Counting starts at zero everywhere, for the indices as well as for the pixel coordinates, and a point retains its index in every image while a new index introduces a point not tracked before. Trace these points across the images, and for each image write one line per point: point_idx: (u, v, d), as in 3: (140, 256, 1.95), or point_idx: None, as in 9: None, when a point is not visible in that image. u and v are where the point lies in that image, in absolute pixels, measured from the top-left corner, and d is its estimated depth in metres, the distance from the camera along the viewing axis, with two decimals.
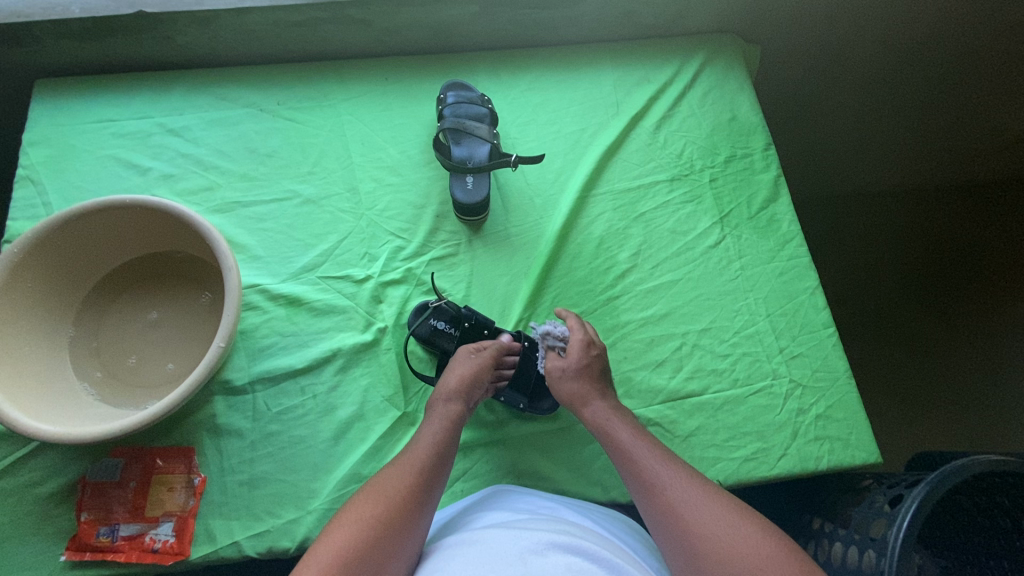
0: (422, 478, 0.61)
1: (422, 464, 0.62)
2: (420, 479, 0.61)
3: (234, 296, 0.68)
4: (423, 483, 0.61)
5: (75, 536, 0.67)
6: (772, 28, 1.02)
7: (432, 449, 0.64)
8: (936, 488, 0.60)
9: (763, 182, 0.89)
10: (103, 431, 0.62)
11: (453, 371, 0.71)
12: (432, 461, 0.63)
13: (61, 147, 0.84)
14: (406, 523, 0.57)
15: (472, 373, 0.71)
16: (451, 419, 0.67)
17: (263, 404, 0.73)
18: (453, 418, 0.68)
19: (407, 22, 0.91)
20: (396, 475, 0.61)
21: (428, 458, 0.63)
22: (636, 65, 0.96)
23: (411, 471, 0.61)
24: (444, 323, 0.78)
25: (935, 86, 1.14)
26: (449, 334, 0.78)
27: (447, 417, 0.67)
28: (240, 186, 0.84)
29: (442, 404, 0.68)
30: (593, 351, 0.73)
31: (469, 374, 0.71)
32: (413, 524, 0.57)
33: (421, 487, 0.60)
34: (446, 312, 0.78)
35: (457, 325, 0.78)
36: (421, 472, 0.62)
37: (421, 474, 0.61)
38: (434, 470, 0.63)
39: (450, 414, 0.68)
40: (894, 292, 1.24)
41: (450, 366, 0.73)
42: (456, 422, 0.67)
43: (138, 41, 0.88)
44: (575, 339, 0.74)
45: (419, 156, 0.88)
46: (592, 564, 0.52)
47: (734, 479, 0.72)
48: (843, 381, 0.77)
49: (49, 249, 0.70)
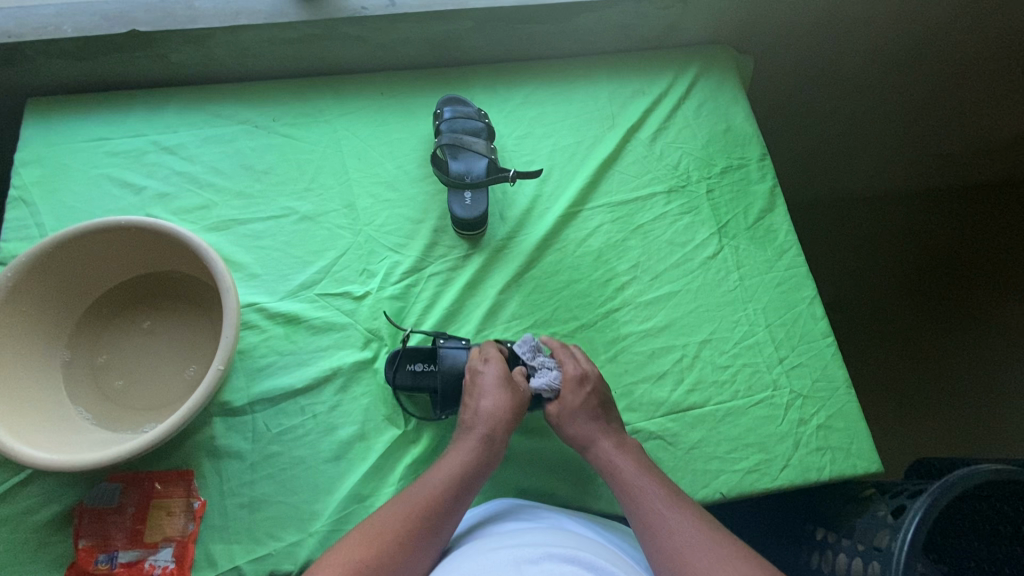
0: (432, 524, 0.59)
1: (436, 504, 0.61)
2: (432, 523, 0.60)
3: (233, 317, 0.67)
4: (433, 526, 0.60)
5: (73, 564, 0.66)
6: (764, 39, 1.03)
7: (450, 491, 0.62)
8: (935, 502, 0.60)
9: (759, 192, 0.89)
10: (102, 458, 0.61)
11: (488, 401, 0.69)
12: (450, 499, 0.62)
13: (54, 166, 0.83)
14: (407, 566, 0.56)
15: (505, 403, 0.69)
16: (480, 452, 0.66)
17: (263, 425, 0.72)
18: (478, 458, 0.66)
19: (402, 37, 0.91)
20: (405, 514, 0.59)
21: (445, 502, 0.62)
22: (631, 76, 0.96)
23: (427, 516, 0.60)
24: (420, 363, 0.75)
25: (925, 94, 1.16)
26: (429, 371, 0.75)
27: (478, 449, 0.66)
28: (236, 204, 0.84)
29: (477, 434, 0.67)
30: (586, 386, 0.71)
31: (497, 405, 0.69)
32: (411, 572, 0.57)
33: (430, 529, 0.59)
34: (418, 352, 0.76)
35: (433, 360, 0.75)
36: (434, 511, 0.60)
37: (435, 521, 0.60)
38: (447, 509, 0.61)
39: (468, 453, 0.66)
40: (891, 298, 1.26)
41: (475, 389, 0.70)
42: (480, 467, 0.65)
43: (132, 60, 0.87)
44: (568, 373, 0.72)
45: (416, 171, 0.88)
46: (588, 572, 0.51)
47: (738, 491, 0.72)
48: (844, 391, 0.77)
49: (45, 271, 0.69)
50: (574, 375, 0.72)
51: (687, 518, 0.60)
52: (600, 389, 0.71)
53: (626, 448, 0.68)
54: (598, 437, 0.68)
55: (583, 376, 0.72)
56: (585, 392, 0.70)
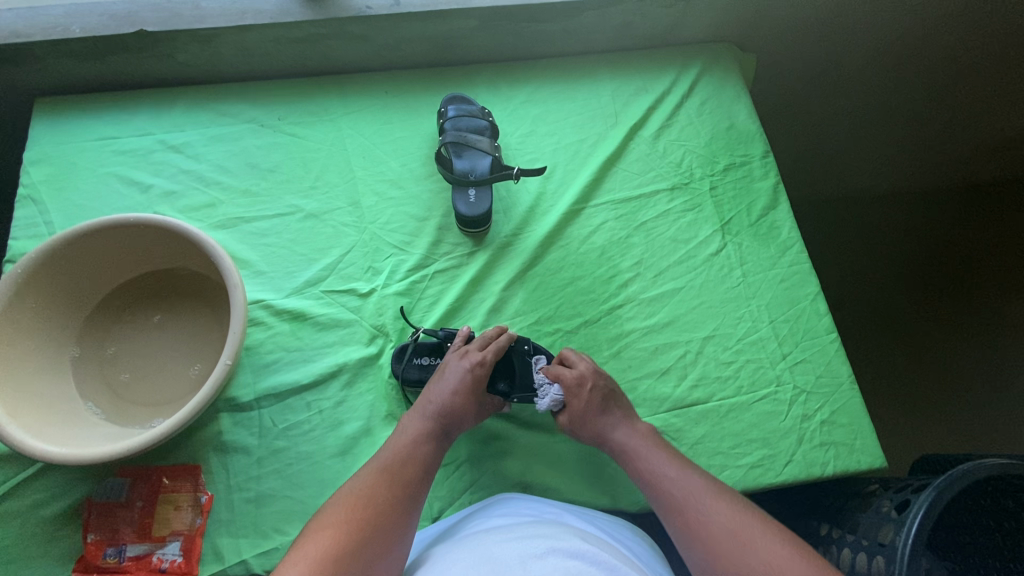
0: (401, 489, 0.61)
1: (401, 477, 0.62)
2: (400, 487, 0.61)
3: (240, 313, 0.68)
4: (399, 494, 0.61)
5: (82, 557, 0.67)
6: (767, 38, 1.04)
7: (411, 460, 0.64)
8: (941, 495, 0.60)
9: (762, 189, 0.89)
10: (111, 452, 0.62)
11: (445, 385, 0.70)
12: (411, 470, 0.63)
13: (63, 165, 0.84)
14: (388, 534, 0.57)
15: (461, 388, 0.69)
16: (431, 430, 0.67)
17: (269, 420, 0.73)
18: (432, 430, 0.67)
19: (406, 36, 0.92)
20: (377, 481, 0.61)
21: (410, 471, 0.63)
22: (634, 74, 0.97)
23: (393, 480, 0.62)
24: (426, 357, 0.77)
25: (930, 93, 1.16)
26: (435, 364, 0.76)
27: (430, 428, 0.67)
28: (242, 202, 0.84)
29: (428, 414, 0.68)
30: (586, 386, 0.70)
31: (455, 391, 0.69)
32: (397, 532, 0.58)
33: (396, 498, 0.60)
34: (424, 347, 0.77)
35: (439, 353, 0.77)
36: (396, 482, 0.62)
37: (404, 485, 0.62)
38: (412, 481, 0.63)
39: (422, 431, 0.67)
40: (896, 296, 1.25)
41: (447, 377, 0.70)
42: (437, 438, 0.67)
43: (139, 60, 0.88)
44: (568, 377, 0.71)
45: (420, 169, 0.89)
46: (593, 567, 0.52)
47: (741, 486, 0.72)
48: (847, 386, 0.77)
49: (54, 268, 0.70)
50: (573, 380, 0.71)
51: (717, 501, 0.60)
52: (602, 385, 0.71)
53: (632, 425, 0.69)
54: (596, 421, 0.69)
55: (582, 378, 0.71)
56: (587, 391, 0.70)
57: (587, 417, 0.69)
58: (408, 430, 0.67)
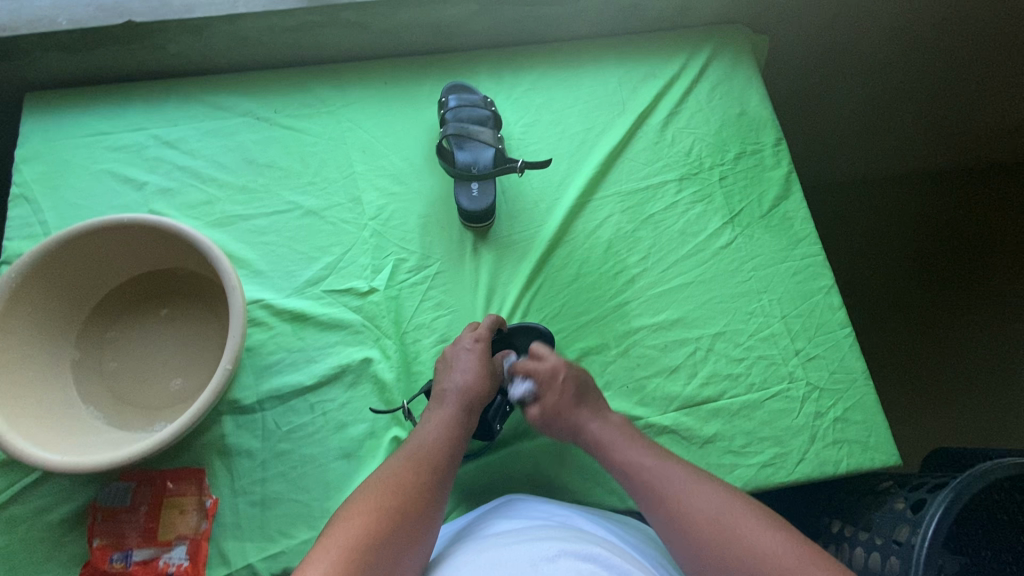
0: (429, 480, 0.60)
1: (431, 465, 0.61)
2: (429, 474, 0.60)
3: (240, 316, 0.66)
4: (431, 483, 0.60)
5: (88, 562, 0.66)
6: (779, 18, 1.00)
7: (440, 449, 0.63)
8: (958, 496, 0.59)
9: (774, 178, 0.86)
10: (112, 460, 0.61)
11: (460, 375, 0.68)
12: (442, 459, 0.62)
13: (56, 163, 0.82)
14: (423, 527, 0.56)
15: (476, 371, 0.68)
16: (456, 419, 0.66)
17: (272, 422, 0.72)
18: (457, 416, 0.66)
19: (405, 23, 0.89)
20: (404, 471, 0.60)
21: (439, 459, 0.62)
22: (641, 59, 0.93)
23: (423, 468, 0.61)
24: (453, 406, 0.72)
25: (946, 73, 1.13)
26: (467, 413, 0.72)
27: (453, 417, 0.66)
28: (239, 199, 0.82)
29: (452, 402, 0.67)
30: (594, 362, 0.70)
31: (473, 375, 0.68)
32: (427, 527, 0.57)
33: (428, 486, 0.59)
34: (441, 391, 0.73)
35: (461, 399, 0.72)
36: (429, 471, 0.61)
37: (433, 473, 0.61)
38: (444, 469, 0.62)
39: (448, 419, 0.66)
40: (905, 281, 1.22)
41: (457, 363, 0.70)
42: (462, 419, 0.66)
43: (129, 51, 0.86)
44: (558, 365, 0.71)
45: (422, 162, 0.86)
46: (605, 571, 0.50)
47: (753, 485, 0.71)
48: (862, 382, 0.75)
49: (49, 271, 0.69)
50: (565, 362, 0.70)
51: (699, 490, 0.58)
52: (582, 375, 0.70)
53: (613, 424, 0.67)
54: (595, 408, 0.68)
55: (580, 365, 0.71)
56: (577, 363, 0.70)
57: (576, 405, 0.68)
58: (430, 419, 0.66)
